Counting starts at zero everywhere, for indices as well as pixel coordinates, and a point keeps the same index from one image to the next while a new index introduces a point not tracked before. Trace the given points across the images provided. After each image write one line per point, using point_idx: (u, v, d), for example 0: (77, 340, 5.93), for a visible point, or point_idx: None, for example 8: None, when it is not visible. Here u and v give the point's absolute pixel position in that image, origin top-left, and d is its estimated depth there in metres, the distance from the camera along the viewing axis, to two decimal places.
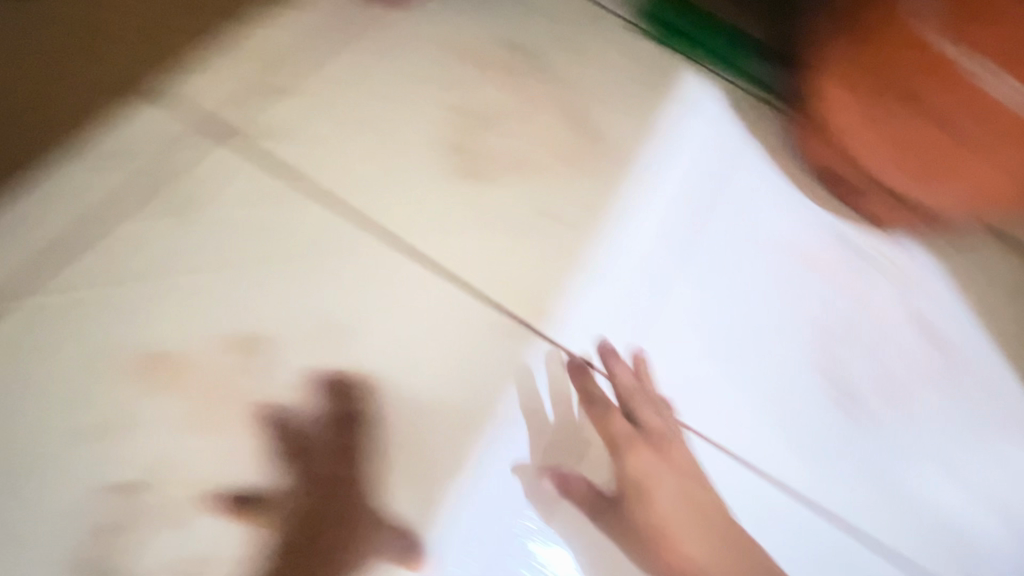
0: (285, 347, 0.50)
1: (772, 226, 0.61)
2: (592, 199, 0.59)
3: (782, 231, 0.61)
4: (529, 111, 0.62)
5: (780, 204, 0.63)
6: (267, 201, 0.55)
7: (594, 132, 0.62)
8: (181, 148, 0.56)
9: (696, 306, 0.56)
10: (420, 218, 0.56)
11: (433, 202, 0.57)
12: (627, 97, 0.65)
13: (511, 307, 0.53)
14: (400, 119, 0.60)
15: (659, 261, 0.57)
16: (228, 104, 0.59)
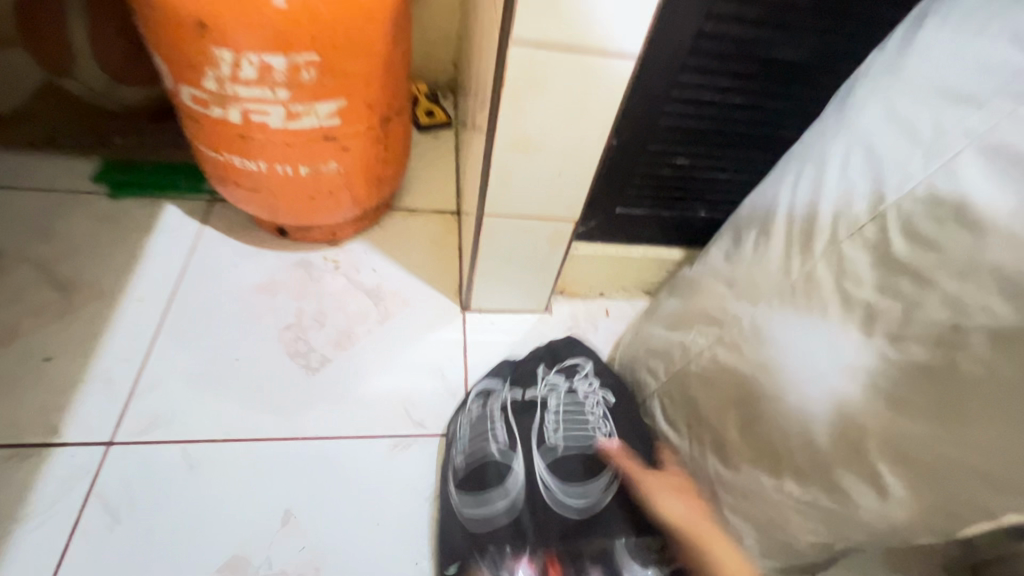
0: (191, 416, 0.63)
1: (495, 300, 0.77)
2: (391, 297, 0.79)
3: (500, 297, 0.78)
4: (347, 267, 0.81)
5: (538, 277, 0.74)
6: (132, 273, 0.75)
7: (398, 262, 0.83)
8: (84, 229, 0.78)
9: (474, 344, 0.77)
10: (277, 322, 0.73)
11: (260, 294, 0.75)
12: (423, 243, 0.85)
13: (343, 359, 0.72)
14: (243, 251, 0.79)
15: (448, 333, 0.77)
16: (94, 220, 0.79)
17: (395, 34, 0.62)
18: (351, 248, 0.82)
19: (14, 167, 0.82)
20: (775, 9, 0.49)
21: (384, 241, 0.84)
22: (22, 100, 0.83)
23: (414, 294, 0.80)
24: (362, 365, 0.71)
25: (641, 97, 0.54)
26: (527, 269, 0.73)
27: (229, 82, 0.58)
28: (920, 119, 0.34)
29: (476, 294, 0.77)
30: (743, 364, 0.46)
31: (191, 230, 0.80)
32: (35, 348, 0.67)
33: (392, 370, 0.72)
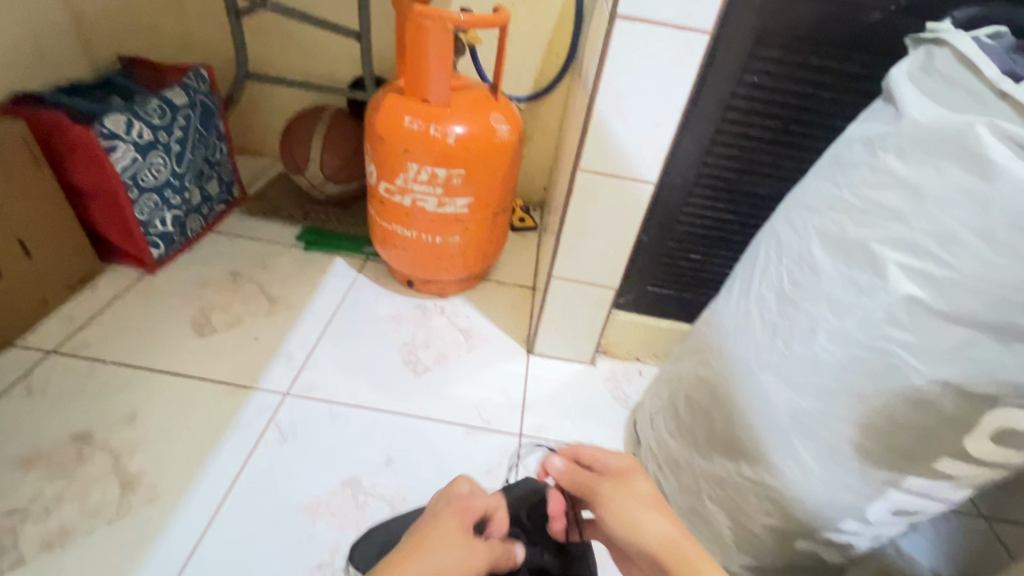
0: (339, 387, 0.93)
1: (554, 349, 1.04)
2: (482, 338, 1.08)
3: (557, 348, 1.04)
4: (453, 313, 1.13)
5: (588, 332, 1.00)
6: (313, 297, 1.10)
7: (488, 315, 1.13)
8: (289, 267, 1.17)
9: (535, 379, 1.01)
10: (402, 342, 1.04)
11: (393, 323, 1.08)
12: (507, 307, 1.16)
13: (442, 371, 0.99)
14: (386, 294, 1.14)
15: (517, 369, 1.03)
16: (295, 263, 1.18)
17: (511, 160, 0.99)
18: (457, 303, 1.15)
19: (252, 224, 1.26)
20: (749, 165, 0.78)
21: (478, 300, 1.17)
22: (274, 190, 1.33)
23: (496, 339, 1.08)
24: (454, 376, 0.99)
25: (663, 209, 0.83)
26: (580, 327, 1.00)
27: (410, 182, 0.96)
28: (791, 221, 0.61)
29: (541, 341, 1.04)
30: (713, 375, 0.69)
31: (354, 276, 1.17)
32: (247, 332, 1.00)
33: (474, 384, 0.98)
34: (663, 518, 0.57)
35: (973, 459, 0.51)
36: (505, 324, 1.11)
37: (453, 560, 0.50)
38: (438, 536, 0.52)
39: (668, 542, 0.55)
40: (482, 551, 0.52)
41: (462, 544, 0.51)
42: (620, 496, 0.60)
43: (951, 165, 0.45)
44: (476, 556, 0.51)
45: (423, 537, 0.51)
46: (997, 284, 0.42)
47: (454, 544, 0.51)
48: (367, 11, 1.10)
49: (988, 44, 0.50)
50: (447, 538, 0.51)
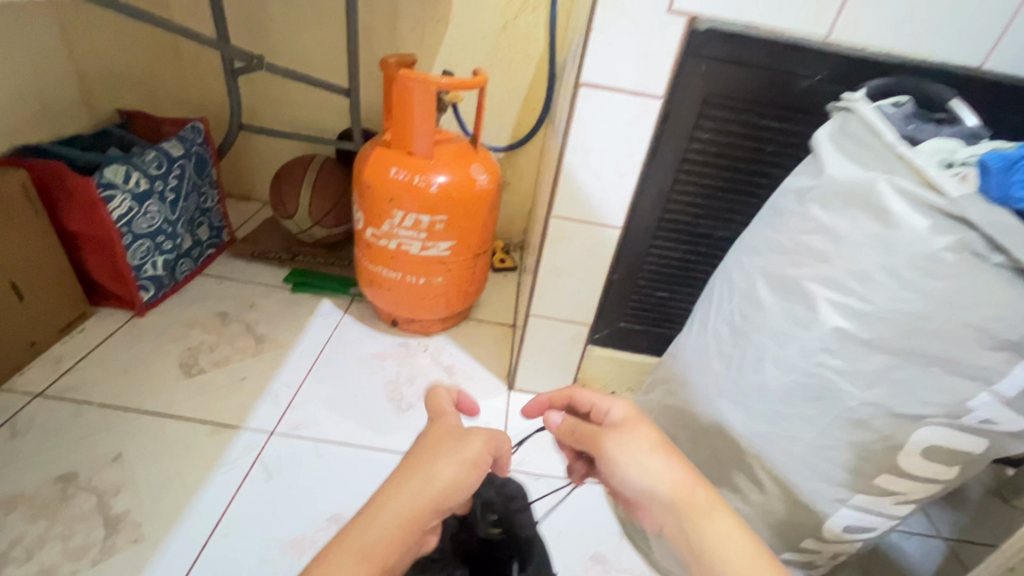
0: (325, 424, 0.96)
1: (535, 384, 1.09)
2: (466, 374, 1.12)
3: (537, 383, 1.09)
4: (438, 350, 1.17)
5: (566, 367, 1.05)
6: (301, 336, 1.14)
7: (471, 352, 1.18)
8: (277, 308, 1.20)
9: (516, 413, 1.05)
10: (387, 379, 1.07)
11: (379, 361, 1.11)
12: (489, 344, 1.21)
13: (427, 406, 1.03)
14: (373, 333, 1.18)
15: (498, 404, 1.06)
16: (283, 304, 1.22)
17: (492, 206, 1.06)
18: (440, 341, 1.20)
19: (241, 266, 1.30)
20: (705, 210, 0.86)
21: (461, 338, 1.21)
22: (263, 235, 1.38)
23: (478, 376, 1.12)
24: None
25: (631, 250, 0.90)
26: (558, 362, 1.05)
27: (395, 227, 1.02)
28: (737, 262, 0.68)
29: (522, 377, 1.08)
30: (678, 404, 0.74)
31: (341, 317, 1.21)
32: (235, 372, 1.03)
33: None
34: (660, 461, 0.52)
35: (908, 474, 0.57)
36: (487, 361, 1.16)
37: (453, 472, 0.48)
38: (430, 450, 0.49)
39: (682, 488, 0.50)
40: (478, 443, 0.51)
41: (458, 455, 0.49)
42: (618, 445, 0.54)
43: (862, 214, 0.52)
44: (474, 457, 0.50)
45: (415, 455, 0.49)
46: (905, 314, 0.49)
47: (445, 452, 0.49)
48: (356, 71, 1.19)
49: (889, 112, 0.59)
50: (438, 448, 0.49)
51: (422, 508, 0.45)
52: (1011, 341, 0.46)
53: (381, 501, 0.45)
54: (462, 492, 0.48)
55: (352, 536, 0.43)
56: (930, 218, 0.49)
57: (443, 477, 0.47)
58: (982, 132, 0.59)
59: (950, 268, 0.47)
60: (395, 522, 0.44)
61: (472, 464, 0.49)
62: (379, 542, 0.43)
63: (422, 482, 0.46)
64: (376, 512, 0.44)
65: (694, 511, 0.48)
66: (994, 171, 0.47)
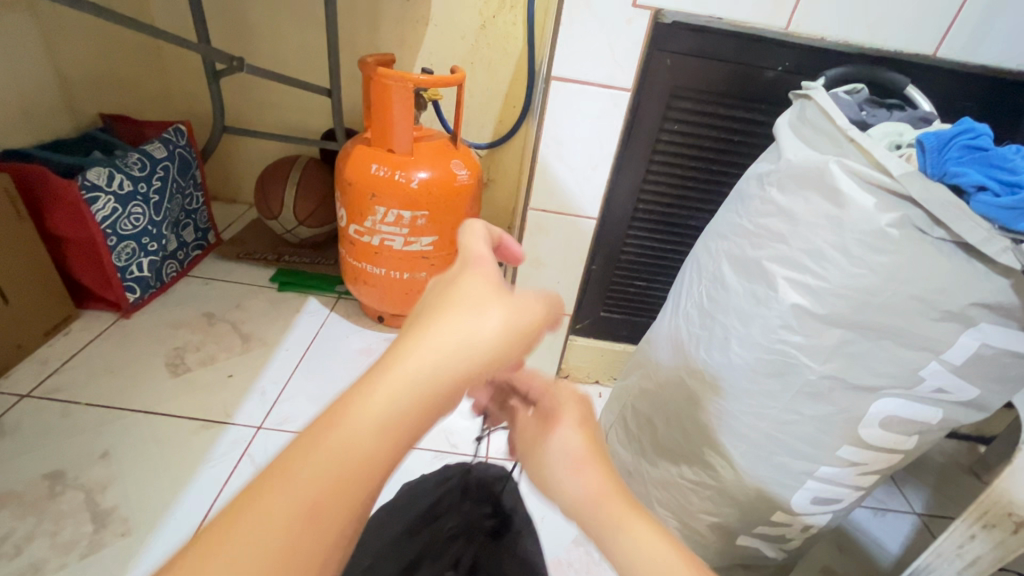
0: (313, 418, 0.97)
1: None
2: None
3: None
4: None
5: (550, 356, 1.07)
6: (288, 334, 1.15)
7: None
8: (264, 307, 1.21)
9: None
10: None
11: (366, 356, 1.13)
12: None
13: None
14: (360, 329, 1.20)
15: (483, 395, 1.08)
16: (270, 303, 1.23)
17: (473, 201, 1.08)
18: None
19: (227, 266, 1.31)
20: (678, 199, 0.88)
21: None
22: (249, 236, 1.40)
23: None
24: None
25: (607, 239, 0.92)
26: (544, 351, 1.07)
27: (377, 223, 1.04)
28: (703, 245, 0.71)
29: None
30: (653, 386, 0.76)
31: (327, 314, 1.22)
32: (220, 369, 1.04)
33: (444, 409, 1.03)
34: (581, 467, 0.41)
35: (868, 445, 0.59)
36: None
37: (466, 339, 0.31)
38: (417, 334, 0.32)
39: (593, 500, 0.40)
40: (502, 318, 0.33)
41: (457, 352, 0.31)
42: (541, 450, 0.43)
43: (814, 195, 0.55)
44: (491, 348, 0.32)
45: (405, 329, 0.32)
46: (856, 289, 0.52)
47: (440, 341, 0.31)
48: (337, 72, 1.21)
49: (843, 98, 0.62)
50: (433, 357, 0.30)
51: (374, 442, 0.29)
52: (954, 311, 0.49)
53: (334, 420, 0.29)
54: (496, 360, 0.32)
55: (275, 482, 0.28)
56: (876, 196, 0.51)
57: (447, 362, 0.30)
58: (932, 116, 0.61)
59: (895, 244, 0.49)
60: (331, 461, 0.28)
61: (498, 351, 0.32)
62: (321, 490, 0.28)
63: (405, 391, 0.30)
64: (317, 443, 0.29)
65: (604, 527, 0.39)
66: (931, 151, 0.50)
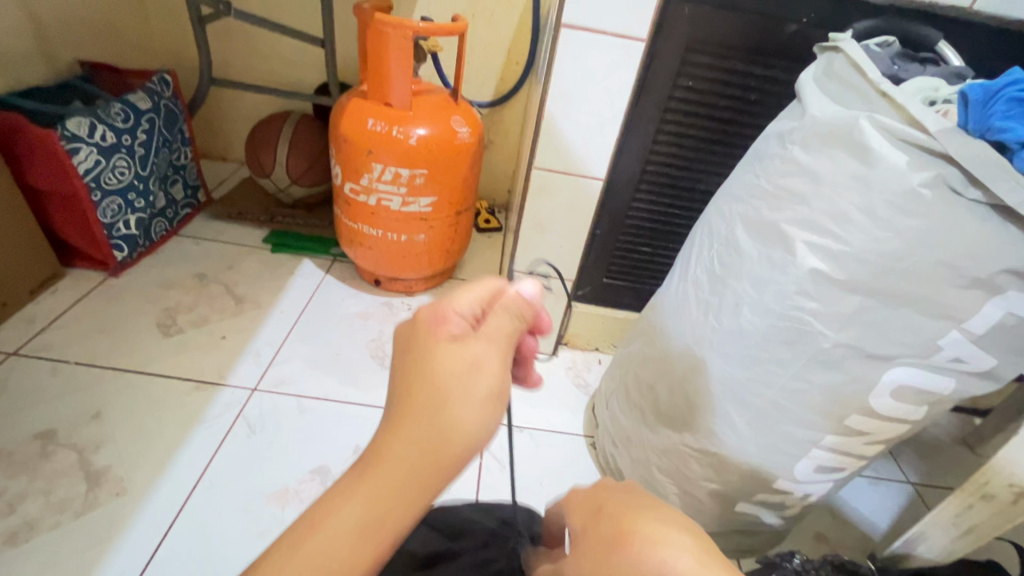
0: (309, 380, 0.95)
1: None
2: None
3: None
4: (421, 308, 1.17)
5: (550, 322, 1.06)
6: (284, 296, 1.12)
7: None
8: (257, 269, 1.18)
9: None
10: (370, 337, 1.07)
11: (363, 320, 1.10)
12: None
13: None
14: (356, 292, 1.17)
15: None
16: (263, 265, 1.20)
17: (474, 161, 1.04)
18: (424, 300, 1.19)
19: (217, 227, 1.27)
20: (688, 162, 0.84)
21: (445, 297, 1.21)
22: (240, 195, 1.35)
23: None
24: None
25: (613, 204, 0.89)
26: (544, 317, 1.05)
27: (375, 181, 1.00)
28: (714, 210, 0.68)
29: None
30: (657, 352, 0.75)
31: (322, 277, 1.20)
32: (212, 330, 1.02)
33: None
34: None
35: (876, 415, 0.58)
36: None
37: (474, 419, 0.37)
38: (430, 399, 0.37)
39: None
40: (495, 378, 0.38)
41: (472, 393, 0.37)
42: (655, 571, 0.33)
43: (841, 153, 0.52)
44: (488, 394, 0.37)
45: (412, 399, 0.37)
46: (879, 253, 0.49)
47: (444, 373, 0.37)
48: (331, 19, 1.14)
49: (875, 52, 0.58)
50: (446, 396, 0.37)
51: (426, 473, 0.36)
52: (981, 278, 0.47)
53: (376, 457, 0.37)
54: (480, 444, 0.37)
55: (333, 517, 0.36)
56: (909, 154, 0.48)
57: (456, 438, 0.36)
58: (968, 73, 0.57)
59: (926, 205, 0.47)
60: (366, 517, 0.36)
61: (490, 391, 0.38)
62: (356, 526, 0.36)
63: (418, 442, 0.36)
64: (364, 480, 0.37)
65: None
66: (973, 105, 0.47)
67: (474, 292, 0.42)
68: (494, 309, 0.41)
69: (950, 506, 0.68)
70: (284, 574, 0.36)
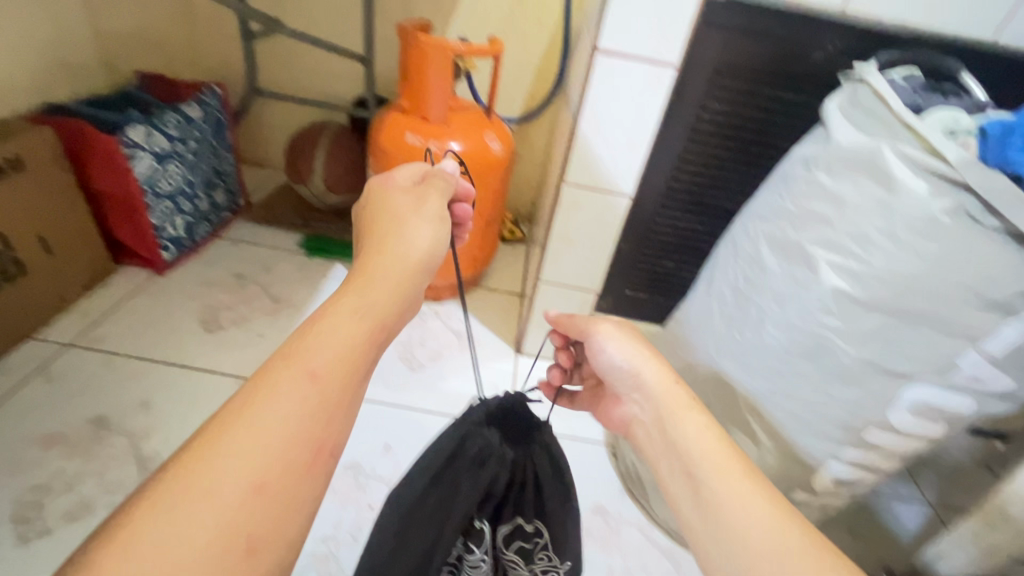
0: None
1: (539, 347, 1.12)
2: (475, 337, 1.15)
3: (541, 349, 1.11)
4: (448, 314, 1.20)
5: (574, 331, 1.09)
6: (319, 298, 1.17)
7: (481, 319, 1.21)
8: (292, 271, 1.23)
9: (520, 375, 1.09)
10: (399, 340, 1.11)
11: None
12: (498, 312, 1.24)
13: (439, 367, 1.07)
14: None
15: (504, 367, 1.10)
16: (298, 268, 1.25)
17: (505, 174, 1.08)
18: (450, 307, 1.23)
19: (255, 230, 1.33)
20: (715, 180, 0.88)
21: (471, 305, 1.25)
22: (276, 201, 1.41)
23: (487, 340, 1.16)
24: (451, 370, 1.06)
25: (639, 218, 0.92)
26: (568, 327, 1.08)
27: None
28: (740, 228, 0.71)
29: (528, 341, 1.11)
30: (681, 364, 0.77)
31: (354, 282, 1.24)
32: (250, 328, 1.07)
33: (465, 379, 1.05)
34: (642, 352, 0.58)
35: (895, 430, 0.60)
36: (496, 327, 1.20)
37: (427, 233, 0.53)
38: (394, 223, 0.53)
39: (666, 381, 0.55)
40: (440, 204, 0.55)
41: (423, 215, 0.54)
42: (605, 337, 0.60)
43: (864, 180, 0.55)
44: (437, 212, 0.54)
45: (383, 230, 0.53)
46: (900, 275, 0.52)
47: (396, 203, 0.55)
48: (371, 37, 1.20)
49: (899, 83, 0.61)
50: (405, 221, 0.53)
51: (403, 278, 0.50)
52: (998, 301, 0.49)
53: (362, 274, 0.49)
54: (435, 256, 0.53)
55: (321, 335, 0.43)
56: (931, 182, 0.51)
57: (419, 244, 0.52)
58: (989, 105, 0.60)
59: (946, 231, 0.50)
60: (355, 325, 0.44)
61: (438, 214, 0.54)
62: (352, 335, 0.44)
63: (391, 253, 0.51)
64: (354, 290, 0.47)
65: (675, 403, 0.52)
66: (992, 138, 0.51)
67: (413, 171, 0.61)
68: (428, 177, 0.59)
69: (969, 524, 0.69)
70: (284, 382, 0.39)
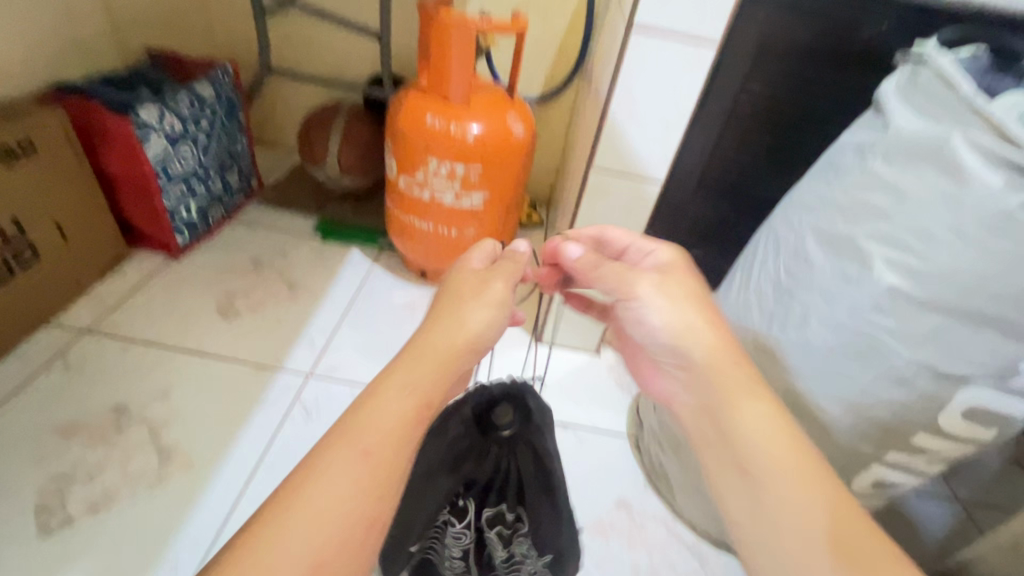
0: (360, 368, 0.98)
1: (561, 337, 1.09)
2: None
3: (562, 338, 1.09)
4: None
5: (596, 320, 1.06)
6: (335, 283, 1.15)
7: None
8: (308, 257, 1.21)
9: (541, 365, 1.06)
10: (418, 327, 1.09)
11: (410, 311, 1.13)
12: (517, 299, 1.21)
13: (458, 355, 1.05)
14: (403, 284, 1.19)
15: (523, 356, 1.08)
16: (313, 253, 1.23)
17: (528, 157, 1.05)
18: None
19: (269, 213, 1.31)
20: (750, 166, 0.83)
21: None
22: (290, 184, 1.38)
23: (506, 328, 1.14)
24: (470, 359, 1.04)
25: (669, 205, 0.88)
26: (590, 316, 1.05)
27: (430, 175, 1.01)
28: (783, 218, 0.68)
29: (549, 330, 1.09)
30: None
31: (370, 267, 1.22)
32: (267, 315, 1.05)
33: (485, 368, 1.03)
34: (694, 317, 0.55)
35: (944, 435, 0.57)
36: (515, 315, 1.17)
37: (483, 317, 0.51)
38: (455, 305, 0.52)
39: (719, 355, 0.53)
40: (504, 288, 0.53)
41: (481, 299, 0.52)
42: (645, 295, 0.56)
43: (928, 171, 0.51)
44: (498, 298, 0.53)
45: (442, 311, 0.52)
46: (965, 274, 0.48)
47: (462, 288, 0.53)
48: (388, 13, 1.15)
49: (964, 63, 0.56)
50: (463, 296, 0.52)
51: (447, 360, 0.49)
52: None
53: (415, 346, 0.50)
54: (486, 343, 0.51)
55: (376, 410, 0.46)
56: (1006, 175, 0.47)
57: (472, 325, 0.51)
58: None
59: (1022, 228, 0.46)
60: (410, 400, 0.46)
61: (496, 298, 0.53)
62: (402, 414, 0.46)
63: (446, 333, 0.50)
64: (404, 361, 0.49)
65: (734, 386, 0.51)
66: None
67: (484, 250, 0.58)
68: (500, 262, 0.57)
69: (1012, 529, 0.67)
70: (330, 468, 0.43)
